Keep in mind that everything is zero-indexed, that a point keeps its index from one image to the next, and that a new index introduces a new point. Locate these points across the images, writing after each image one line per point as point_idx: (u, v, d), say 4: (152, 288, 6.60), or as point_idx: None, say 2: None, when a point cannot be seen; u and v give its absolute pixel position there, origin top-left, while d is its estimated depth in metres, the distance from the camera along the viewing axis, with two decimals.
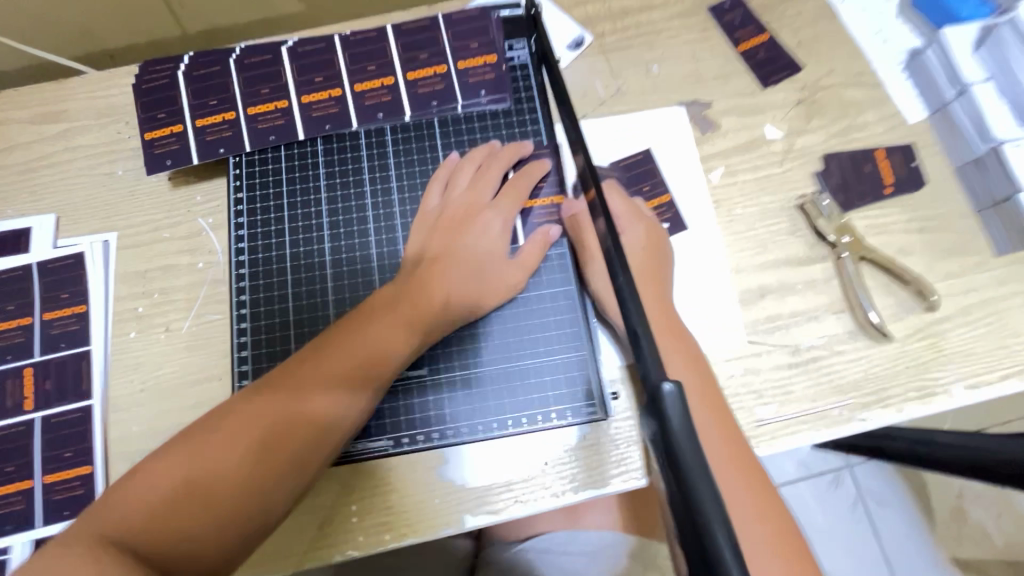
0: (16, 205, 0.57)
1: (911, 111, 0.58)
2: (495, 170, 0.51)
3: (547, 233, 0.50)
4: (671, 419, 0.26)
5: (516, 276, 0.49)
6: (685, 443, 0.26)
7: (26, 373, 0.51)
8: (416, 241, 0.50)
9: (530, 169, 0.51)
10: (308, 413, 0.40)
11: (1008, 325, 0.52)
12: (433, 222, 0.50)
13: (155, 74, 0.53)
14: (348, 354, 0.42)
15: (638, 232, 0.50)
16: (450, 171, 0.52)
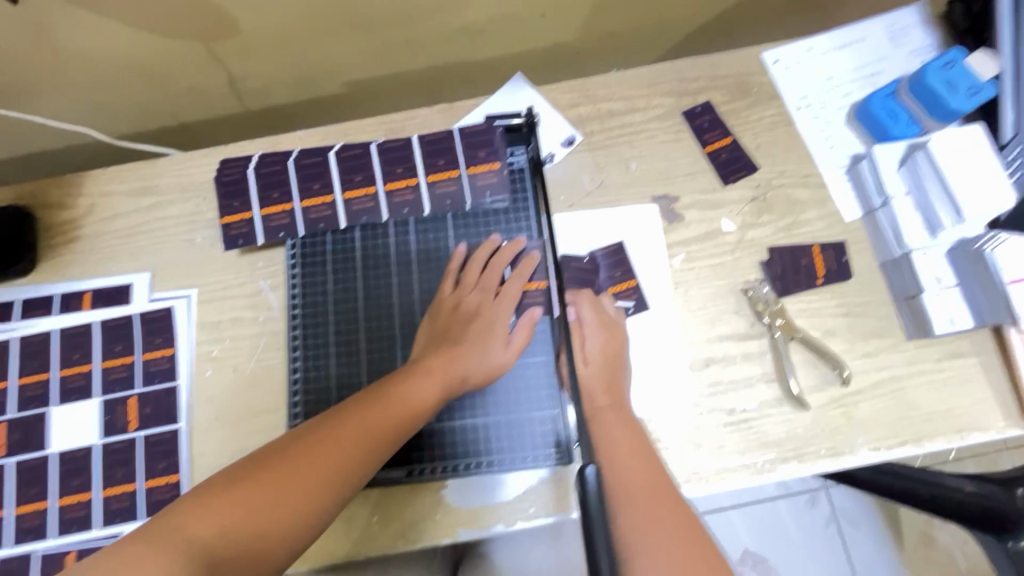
0: (119, 264, 0.73)
1: (847, 210, 0.69)
2: (496, 268, 0.63)
3: (531, 316, 0.61)
4: (588, 490, 0.40)
5: (509, 357, 0.60)
6: (595, 508, 0.39)
7: (130, 400, 0.67)
8: (431, 323, 0.62)
9: (523, 267, 0.64)
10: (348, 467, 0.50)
11: (909, 398, 0.64)
12: (444, 309, 0.62)
13: (232, 169, 0.68)
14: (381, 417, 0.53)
15: (598, 339, 0.63)
16: (458, 266, 0.65)
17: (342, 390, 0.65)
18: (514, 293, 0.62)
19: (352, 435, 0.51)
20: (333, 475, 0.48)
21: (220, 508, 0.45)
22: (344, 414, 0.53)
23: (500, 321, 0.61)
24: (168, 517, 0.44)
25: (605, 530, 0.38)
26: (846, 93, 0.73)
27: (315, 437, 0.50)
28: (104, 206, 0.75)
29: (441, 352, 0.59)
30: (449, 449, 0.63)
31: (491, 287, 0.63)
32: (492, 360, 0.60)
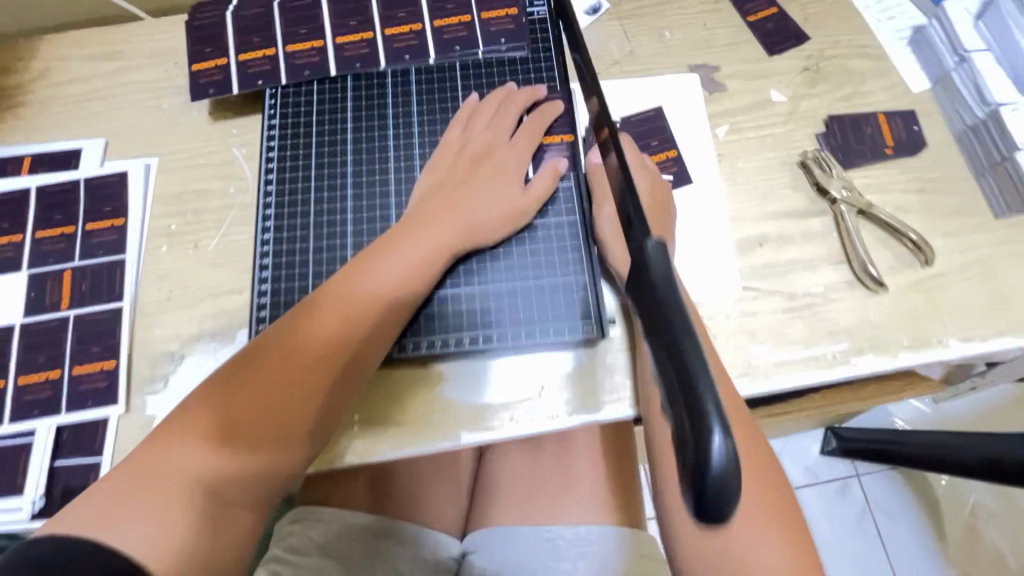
0: (69, 130, 0.62)
1: (914, 81, 0.61)
2: (512, 112, 0.54)
3: (556, 165, 0.53)
4: (653, 267, 0.29)
5: (527, 206, 0.51)
6: (665, 285, 0.28)
7: (65, 275, 0.55)
8: (434, 171, 0.53)
9: (544, 112, 0.55)
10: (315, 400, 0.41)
11: (1003, 282, 0.53)
12: (451, 153, 0.53)
13: (207, 13, 0.59)
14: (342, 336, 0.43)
15: (643, 180, 0.51)
16: (470, 112, 0.55)
17: (321, 258, 0.53)
18: (533, 138, 0.53)
19: (344, 320, 0.43)
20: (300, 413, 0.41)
21: (184, 458, 0.37)
22: (326, 299, 0.44)
23: (515, 166, 0.52)
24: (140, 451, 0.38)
25: (681, 308, 0.27)
26: None
27: (299, 331, 0.42)
28: (59, 70, 0.65)
29: (441, 201, 0.50)
30: (451, 322, 0.51)
31: (502, 131, 0.54)
32: (509, 209, 0.51)
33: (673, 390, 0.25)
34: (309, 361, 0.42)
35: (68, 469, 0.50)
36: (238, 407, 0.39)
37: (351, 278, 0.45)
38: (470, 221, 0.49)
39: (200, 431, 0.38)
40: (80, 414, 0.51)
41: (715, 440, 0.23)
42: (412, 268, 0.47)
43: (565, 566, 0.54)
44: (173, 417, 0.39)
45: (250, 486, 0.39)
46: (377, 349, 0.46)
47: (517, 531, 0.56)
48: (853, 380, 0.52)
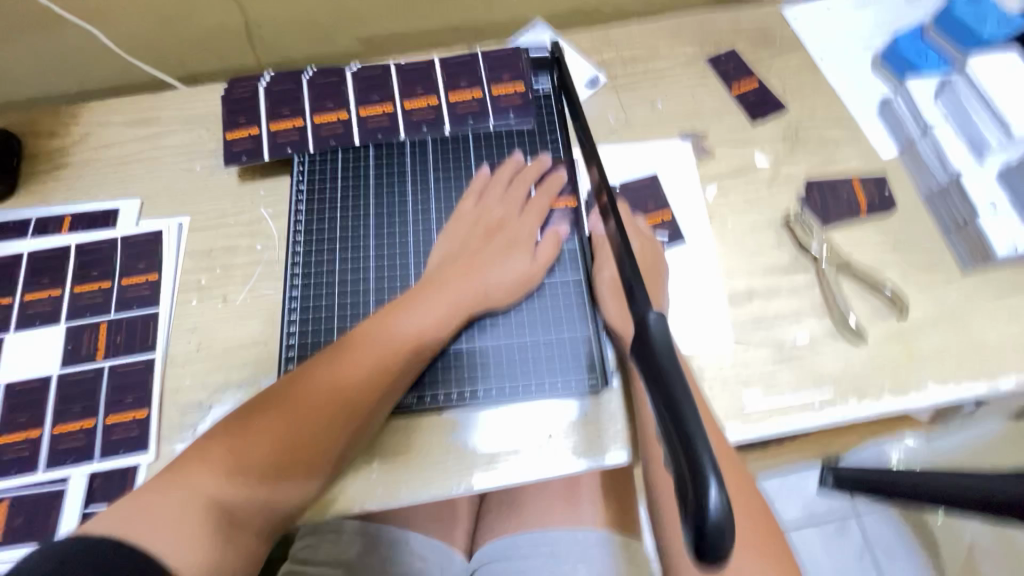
0: (107, 190, 0.67)
1: (884, 148, 0.67)
2: (523, 183, 0.60)
3: (560, 232, 0.58)
4: (654, 336, 0.33)
5: (535, 270, 0.56)
6: (664, 351, 0.32)
7: (101, 328, 0.59)
8: (451, 236, 0.58)
9: (550, 181, 0.60)
10: (322, 439, 0.47)
11: (973, 333, 0.58)
12: (467, 219, 0.58)
13: (242, 88, 0.64)
14: (350, 385, 0.48)
15: (637, 243, 0.56)
16: (483, 182, 0.60)
17: (346, 314, 0.57)
18: (542, 207, 0.59)
19: (361, 368, 0.49)
20: (307, 448, 0.46)
21: (198, 483, 0.42)
22: (346, 348, 0.50)
23: (526, 232, 0.57)
24: (173, 467, 0.43)
25: (680, 372, 0.31)
26: (870, 44, 0.73)
27: (321, 376, 0.48)
28: (100, 135, 0.70)
29: (459, 266, 0.54)
30: (465, 374, 0.55)
31: (513, 201, 0.59)
32: (520, 273, 0.55)
33: (675, 450, 0.29)
34: (328, 404, 0.47)
35: (99, 516, 0.52)
36: (262, 441, 0.45)
37: (370, 329, 0.51)
38: (484, 283, 0.54)
39: (227, 459, 0.43)
40: (113, 460, 0.54)
41: (710, 495, 0.27)
42: (427, 323, 0.51)
43: (563, 569, 0.56)
44: (203, 441, 0.45)
45: (262, 510, 0.44)
46: (386, 402, 0.50)
47: (517, 541, 0.60)
48: (840, 426, 0.56)
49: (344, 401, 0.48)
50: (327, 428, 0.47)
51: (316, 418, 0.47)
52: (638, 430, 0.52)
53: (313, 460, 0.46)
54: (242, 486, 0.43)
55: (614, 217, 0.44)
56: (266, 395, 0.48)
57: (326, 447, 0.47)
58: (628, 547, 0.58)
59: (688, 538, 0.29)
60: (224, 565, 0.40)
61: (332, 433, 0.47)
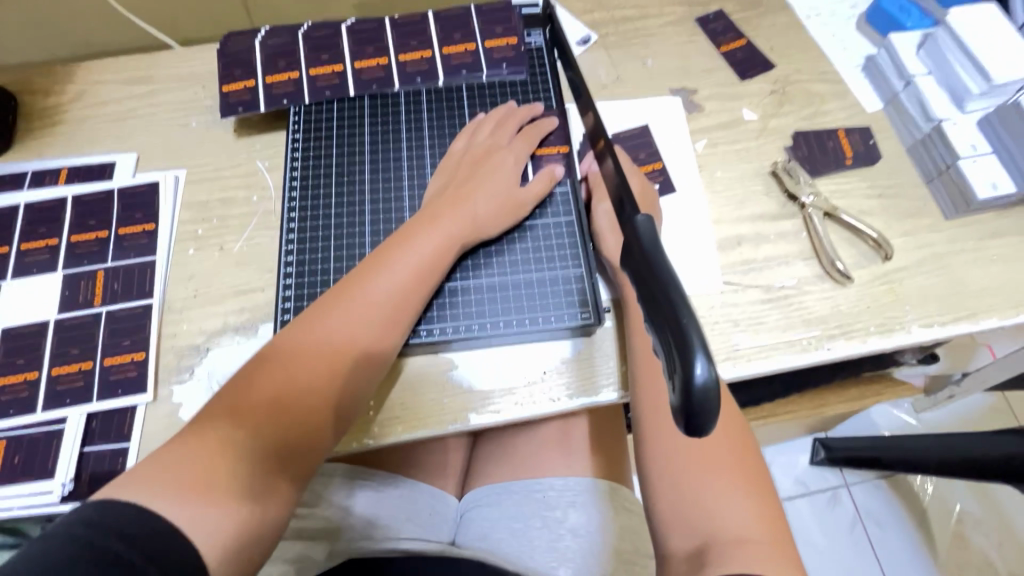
0: (103, 145, 0.67)
1: (869, 101, 0.68)
2: (511, 124, 0.61)
3: (553, 172, 0.59)
4: (642, 237, 0.34)
5: (525, 207, 0.57)
6: (652, 249, 0.33)
7: (98, 275, 0.59)
8: (442, 178, 0.58)
9: (540, 125, 0.61)
10: (326, 393, 0.47)
11: (956, 275, 0.59)
12: (458, 161, 0.59)
13: (237, 41, 0.65)
14: (346, 340, 0.48)
15: (636, 181, 0.59)
16: (474, 126, 0.61)
17: (341, 255, 0.58)
18: (530, 148, 0.60)
19: (361, 312, 0.49)
20: (312, 404, 0.46)
21: (207, 452, 0.42)
22: (343, 294, 0.50)
23: (514, 170, 0.58)
24: (186, 429, 0.43)
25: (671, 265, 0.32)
26: (854, 4, 0.75)
27: (320, 324, 0.49)
28: (95, 93, 0.71)
29: (446, 201, 0.55)
30: (461, 312, 0.55)
31: (501, 140, 0.59)
32: (511, 210, 0.56)
33: (666, 340, 0.30)
34: (331, 348, 0.48)
35: (97, 454, 0.53)
36: (271, 389, 0.45)
37: (366, 274, 0.51)
38: (473, 215, 0.55)
39: (240, 411, 0.44)
40: (110, 402, 0.54)
41: (699, 370, 0.28)
42: (425, 264, 0.52)
43: (555, 514, 0.61)
44: (214, 401, 0.45)
45: (289, 456, 0.45)
46: (387, 352, 0.51)
47: (510, 487, 0.65)
48: (828, 364, 0.57)
49: (348, 343, 0.48)
50: (328, 381, 0.47)
51: (316, 372, 0.47)
52: (631, 368, 0.53)
53: (321, 413, 0.47)
54: (255, 449, 0.43)
55: (612, 155, 0.44)
56: (268, 351, 0.48)
57: (331, 399, 0.47)
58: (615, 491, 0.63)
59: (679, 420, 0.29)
60: (261, 514, 0.42)
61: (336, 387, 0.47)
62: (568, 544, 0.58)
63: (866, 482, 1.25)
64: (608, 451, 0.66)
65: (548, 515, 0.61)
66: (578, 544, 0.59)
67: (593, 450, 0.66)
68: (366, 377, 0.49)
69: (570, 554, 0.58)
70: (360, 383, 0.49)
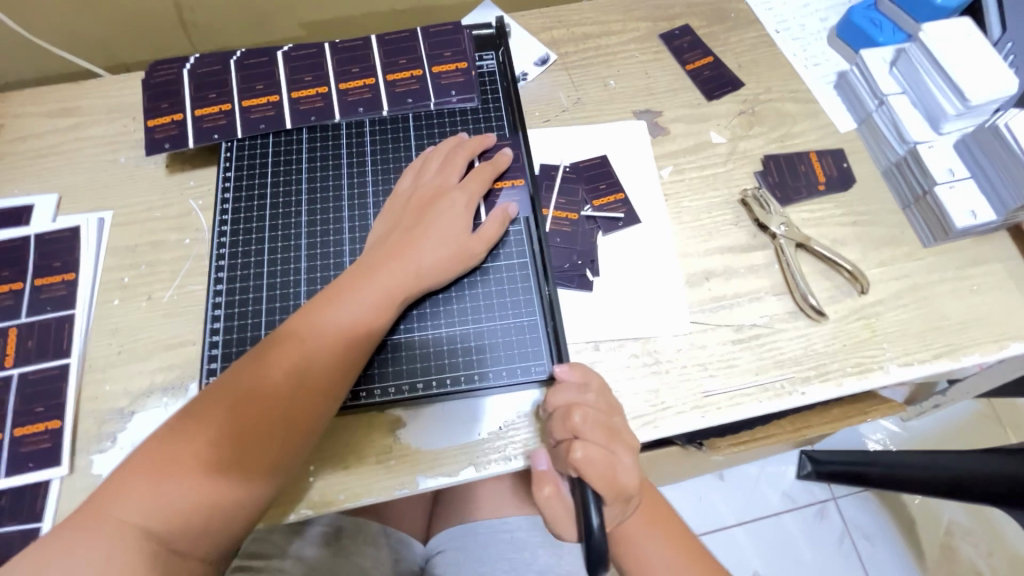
0: (21, 186, 0.62)
1: (842, 122, 0.65)
2: (462, 157, 0.56)
3: (506, 210, 0.54)
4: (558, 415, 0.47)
5: (474, 252, 0.53)
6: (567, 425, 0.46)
7: (10, 333, 0.54)
8: (386, 220, 0.54)
9: (495, 159, 0.57)
10: (251, 462, 0.42)
11: (936, 308, 0.56)
12: (402, 201, 0.54)
13: (164, 71, 0.60)
14: (274, 402, 0.44)
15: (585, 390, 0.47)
16: (423, 159, 0.57)
17: (274, 307, 0.53)
18: (483, 186, 0.55)
19: (289, 377, 0.44)
20: (235, 475, 0.42)
21: (117, 530, 0.39)
22: (271, 352, 0.45)
23: (465, 213, 0.53)
24: (100, 499, 0.40)
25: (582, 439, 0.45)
26: (824, 18, 0.72)
27: (245, 386, 0.44)
28: (14, 127, 0.65)
29: (389, 246, 0.51)
30: (406, 366, 0.51)
31: (452, 179, 0.55)
32: (459, 255, 0.52)
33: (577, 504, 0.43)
34: (253, 419, 0.43)
35: (5, 538, 0.48)
36: (182, 463, 0.41)
37: (296, 330, 0.46)
38: (415, 264, 0.50)
39: (148, 488, 0.40)
40: (20, 477, 0.49)
41: (594, 521, 0.41)
42: (363, 320, 0.48)
43: (522, 555, 0.59)
44: (120, 474, 0.41)
45: (201, 536, 0.41)
46: (324, 413, 0.46)
47: (477, 528, 0.62)
48: (803, 408, 0.53)
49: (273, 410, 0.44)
50: (253, 449, 0.43)
51: (239, 439, 0.42)
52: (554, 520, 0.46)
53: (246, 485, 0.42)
54: (167, 525, 0.40)
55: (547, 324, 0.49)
56: (183, 418, 0.43)
57: (260, 469, 0.43)
58: None
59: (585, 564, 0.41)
60: None
61: (263, 455, 0.43)
62: None
63: (855, 494, 1.22)
64: None
65: (515, 557, 0.59)
66: None
67: None
68: (296, 447, 0.44)
69: None
70: (287, 456, 0.44)
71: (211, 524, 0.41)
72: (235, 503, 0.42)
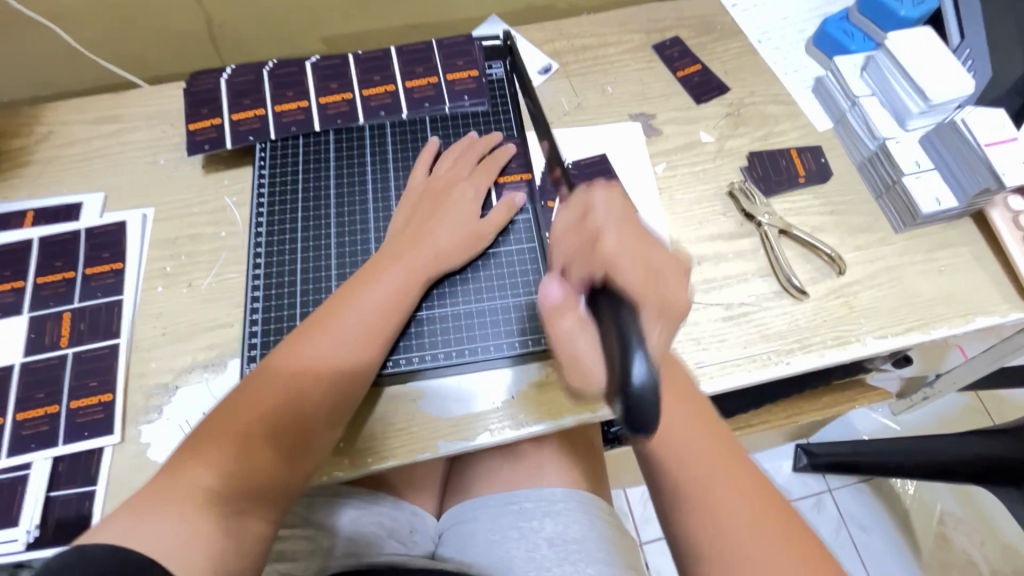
0: (70, 186, 0.68)
1: (819, 122, 0.71)
2: (472, 154, 0.63)
3: (512, 200, 0.61)
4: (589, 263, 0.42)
5: (485, 238, 0.58)
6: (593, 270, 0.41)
7: (64, 317, 0.59)
8: (403, 211, 0.60)
9: (498, 156, 0.63)
10: (304, 428, 0.47)
11: (907, 287, 0.61)
12: (417, 194, 0.60)
13: (203, 80, 0.67)
14: (318, 375, 0.49)
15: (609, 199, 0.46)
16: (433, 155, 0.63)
17: (307, 290, 0.58)
18: (489, 178, 0.62)
19: (327, 352, 0.49)
20: (290, 440, 0.47)
21: (186, 501, 0.41)
22: (307, 333, 0.50)
23: (473, 202, 0.60)
24: (163, 478, 0.42)
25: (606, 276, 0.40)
26: (802, 29, 0.79)
27: (286, 364, 0.48)
28: (62, 133, 0.71)
29: (410, 234, 0.56)
30: (427, 341, 0.57)
31: (461, 173, 0.61)
32: (471, 240, 0.58)
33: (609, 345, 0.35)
34: (302, 391, 0.48)
35: (63, 499, 0.52)
36: (238, 432, 0.45)
37: (329, 313, 0.51)
38: (436, 249, 0.56)
39: (211, 457, 0.43)
40: (76, 444, 0.54)
41: (637, 367, 0.33)
42: (390, 300, 0.53)
43: (531, 525, 0.62)
44: (179, 451, 0.44)
45: (264, 500, 0.45)
46: (363, 383, 0.51)
47: (489, 501, 0.66)
48: (788, 378, 0.59)
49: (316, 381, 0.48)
50: (304, 416, 0.47)
51: (290, 409, 0.47)
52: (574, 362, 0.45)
53: (300, 448, 0.47)
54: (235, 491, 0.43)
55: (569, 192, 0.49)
56: (232, 400, 0.47)
57: (311, 434, 0.48)
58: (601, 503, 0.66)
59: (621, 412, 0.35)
60: (243, 555, 0.42)
61: (313, 421, 0.48)
62: (543, 553, 0.58)
63: (850, 486, 1.26)
64: (586, 470, 0.70)
65: (524, 526, 0.62)
66: (554, 553, 0.58)
67: (571, 465, 0.69)
68: (341, 414, 0.50)
69: (547, 563, 0.58)
70: (332, 422, 0.49)
71: (275, 485, 0.45)
72: (291, 467, 0.47)
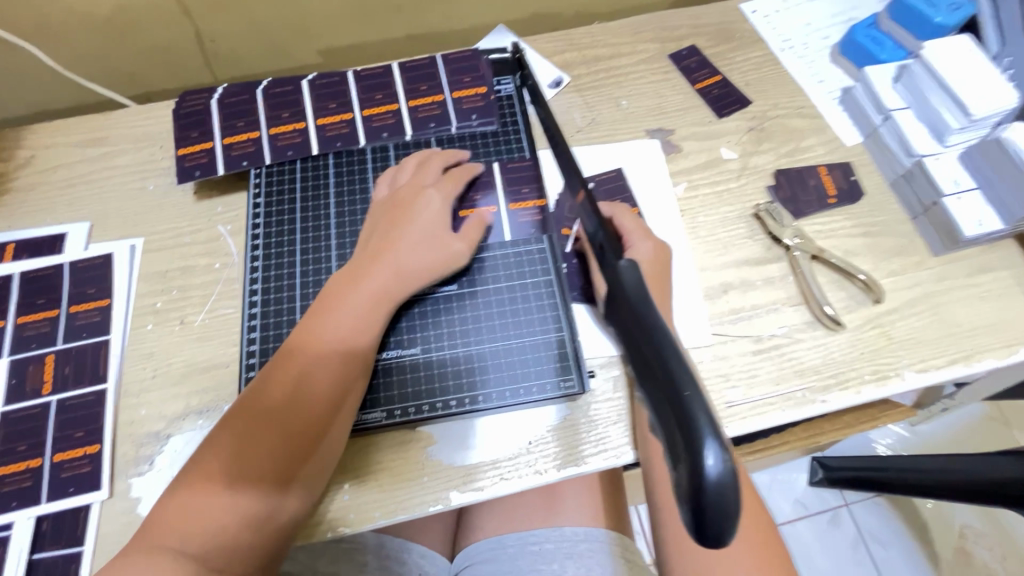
0: (53, 215, 0.64)
1: (847, 136, 0.67)
2: (434, 163, 0.58)
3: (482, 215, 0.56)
4: (627, 284, 0.31)
5: (461, 250, 0.54)
6: (636, 296, 0.30)
7: (48, 360, 0.55)
8: (369, 228, 0.55)
9: (462, 169, 0.59)
10: (272, 470, 0.43)
11: (947, 315, 0.58)
12: (381, 207, 0.56)
13: (194, 101, 0.62)
14: (284, 412, 0.45)
15: (647, 247, 0.54)
16: (396, 168, 0.59)
17: None
18: (455, 188, 0.57)
19: (296, 385, 0.46)
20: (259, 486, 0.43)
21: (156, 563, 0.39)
22: (279, 364, 0.47)
23: (442, 210, 0.55)
24: (133, 541, 0.41)
25: (657, 313, 0.29)
26: (826, 36, 0.74)
27: (253, 406, 0.45)
28: (45, 158, 0.67)
29: (371, 253, 0.52)
30: (437, 385, 0.53)
31: (424, 180, 0.57)
32: (442, 250, 0.53)
33: (666, 421, 0.25)
34: (267, 430, 0.44)
35: (47, 562, 0.48)
36: (200, 487, 0.43)
37: (301, 335, 0.48)
38: (405, 264, 0.51)
39: (190, 508, 0.42)
40: (61, 501, 0.50)
41: (711, 458, 0.23)
42: (361, 322, 0.49)
43: (551, 567, 0.59)
44: (157, 510, 0.43)
45: (240, 551, 0.42)
46: (340, 410, 0.47)
47: (506, 540, 0.63)
48: (824, 416, 0.55)
49: (285, 412, 0.45)
50: (269, 458, 0.44)
51: (253, 453, 0.44)
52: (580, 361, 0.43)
53: (280, 491, 0.43)
54: (206, 546, 0.41)
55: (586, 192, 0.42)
56: (200, 448, 0.45)
57: (284, 474, 0.44)
58: (623, 541, 0.62)
59: (687, 515, 0.24)
60: None
61: (284, 460, 0.44)
62: None
63: (867, 500, 1.23)
64: (611, 503, 0.66)
65: (545, 569, 0.59)
66: None
67: (593, 499, 0.65)
68: (318, 450, 0.45)
69: None
70: (309, 455, 0.45)
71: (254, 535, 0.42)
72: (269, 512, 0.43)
